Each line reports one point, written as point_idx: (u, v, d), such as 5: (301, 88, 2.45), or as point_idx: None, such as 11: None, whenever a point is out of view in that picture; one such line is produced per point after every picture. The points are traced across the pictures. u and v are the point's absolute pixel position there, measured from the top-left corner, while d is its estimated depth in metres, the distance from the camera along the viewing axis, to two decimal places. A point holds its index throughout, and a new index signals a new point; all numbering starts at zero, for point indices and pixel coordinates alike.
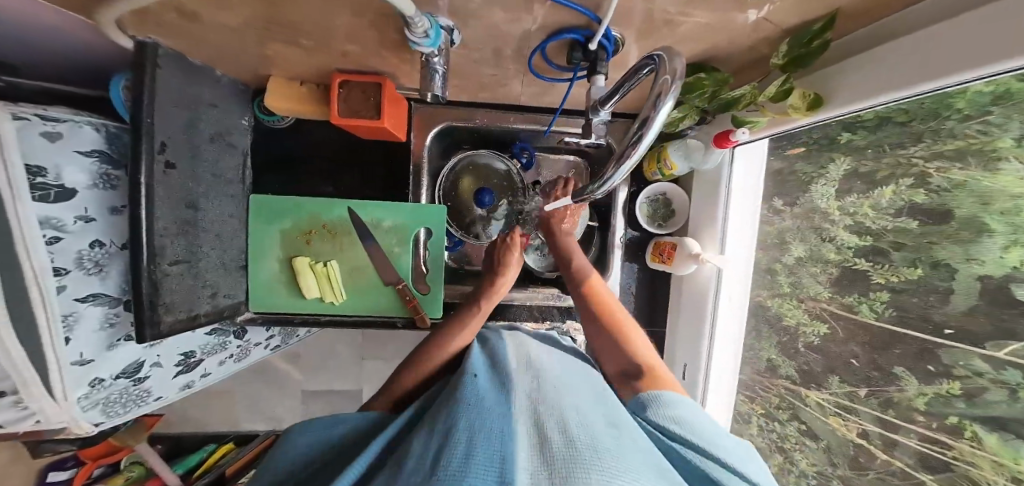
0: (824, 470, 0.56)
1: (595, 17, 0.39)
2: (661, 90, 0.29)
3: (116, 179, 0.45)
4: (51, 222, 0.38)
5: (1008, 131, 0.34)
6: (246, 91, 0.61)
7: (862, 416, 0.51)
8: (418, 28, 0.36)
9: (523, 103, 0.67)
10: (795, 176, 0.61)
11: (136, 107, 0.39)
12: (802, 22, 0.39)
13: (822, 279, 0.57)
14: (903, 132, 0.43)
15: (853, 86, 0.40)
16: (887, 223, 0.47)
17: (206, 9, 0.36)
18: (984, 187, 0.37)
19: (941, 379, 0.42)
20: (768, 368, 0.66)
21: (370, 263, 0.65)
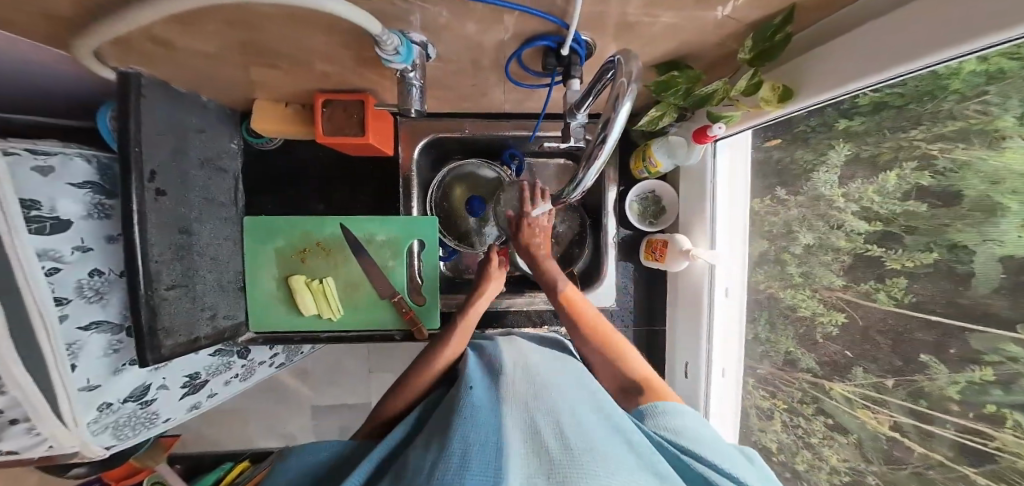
0: (857, 466, 0.52)
1: (563, 23, 0.40)
2: (619, 92, 0.29)
3: (110, 208, 0.47)
4: (49, 254, 0.40)
5: (1008, 111, 0.32)
6: (233, 115, 0.63)
7: (893, 408, 0.47)
8: (387, 46, 0.37)
9: (509, 111, 0.69)
10: (791, 163, 0.59)
11: (123, 137, 0.42)
12: (763, 17, 0.40)
13: (835, 268, 0.54)
14: (903, 114, 0.42)
15: (823, 75, 0.40)
16: (894, 207, 0.45)
17: (178, 35, 0.38)
18: (993, 167, 0.35)
19: (970, 365, 0.38)
20: (786, 362, 0.63)
21: (364, 278, 0.66)
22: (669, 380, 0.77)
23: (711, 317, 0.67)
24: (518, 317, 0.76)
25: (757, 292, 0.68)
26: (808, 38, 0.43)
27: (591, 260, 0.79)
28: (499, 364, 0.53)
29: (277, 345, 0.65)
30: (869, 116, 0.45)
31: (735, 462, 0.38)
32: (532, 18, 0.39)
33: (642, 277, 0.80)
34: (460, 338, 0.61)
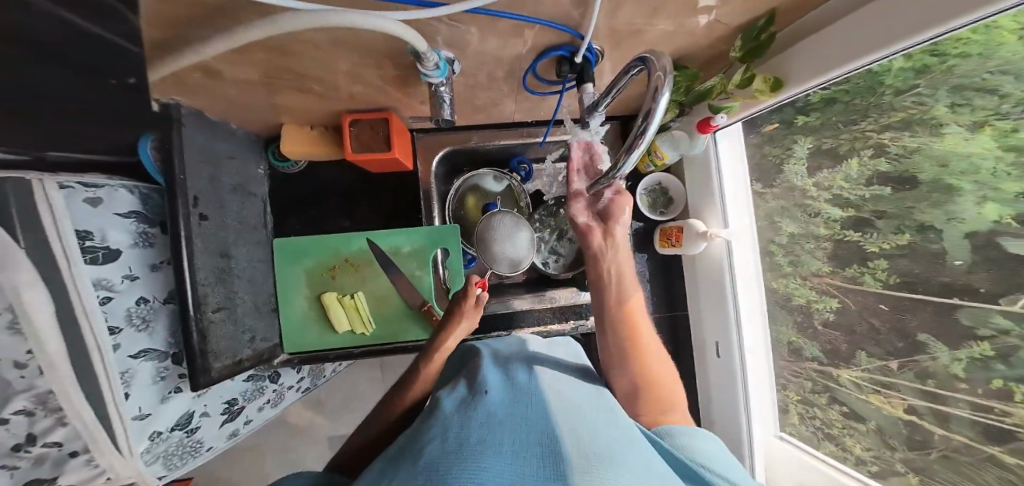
0: (881, 454, 0.56)
1: (578, 34, 0.45)
2: (658, 85, 0.33)
3: (152, 236, 0.49)
4: (102, 282, 0.42)
5: (939, 100, 0.44)
6: (260, 142, 0.67)
7: (905, 391, 0.52)
8: (429, 62, 0.42)
9: (517, 120, 0.73)
10: (764, 157, 0.70)
11: (169, 165, 0.44)
12: (749, 20, 0.46)
13: (819, 254, 0.63)
14: (851, 109, 0.54)
15: (803, 66, 0.47)
16: (862, 192, 0.54)
17: (229, 65, 0.41)
18: (941, 149, 0.45)
19: (970, 342, 0.44)
20: (791, 352, 0.69)
21: (393, 290, 0.68)
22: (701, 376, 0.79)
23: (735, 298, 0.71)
24: (542, 314, 0.78)
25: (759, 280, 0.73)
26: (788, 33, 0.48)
27: None
28: (509, 368, 0.52)
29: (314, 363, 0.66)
30: (822, 109, 0.57)
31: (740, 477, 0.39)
32: (550, 30, 0.44)
33: (656, 268, 0.84)
34: (422, 384, 0.58)
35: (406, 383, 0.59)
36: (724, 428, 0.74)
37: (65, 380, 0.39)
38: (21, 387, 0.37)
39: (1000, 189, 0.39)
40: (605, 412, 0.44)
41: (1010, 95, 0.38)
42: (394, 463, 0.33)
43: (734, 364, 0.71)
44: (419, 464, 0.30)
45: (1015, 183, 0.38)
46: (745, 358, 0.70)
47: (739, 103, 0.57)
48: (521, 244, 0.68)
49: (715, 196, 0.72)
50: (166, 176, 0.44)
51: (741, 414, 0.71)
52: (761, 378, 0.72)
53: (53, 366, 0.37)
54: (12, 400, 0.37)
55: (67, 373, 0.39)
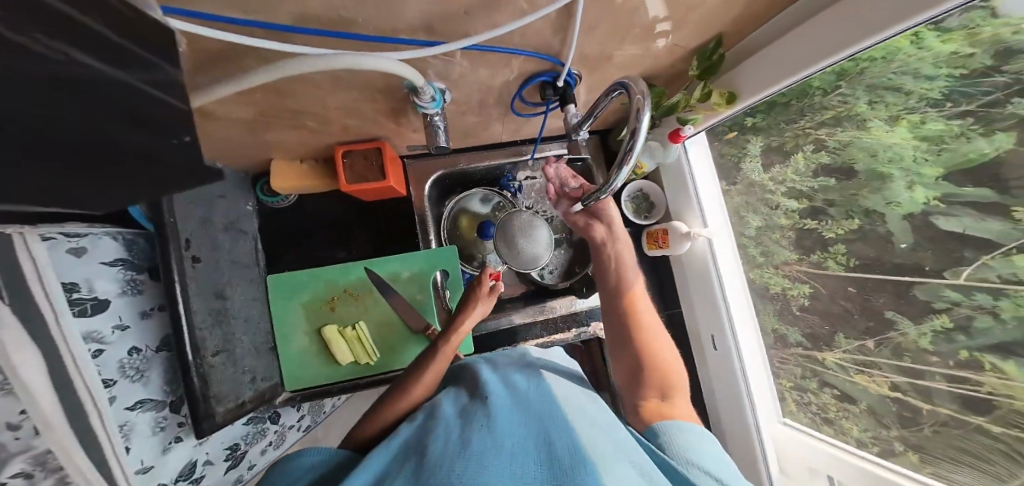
0: (879, 433, 0.61)
1: (559, 61, 0.49)
2: (639, 107, 0.38)
3: (139, 282, 0.52)
4: (92, 335, 0.44)
5: (859, 99, 0.55)
6: (247, 178, 0.68)
7: (885, 369, 0.58)
8: (426, 95, 0.45)
9: (504, 140, 0.76)
10: (722, 157, 0.78)
11: (156, 213, 0.46)
12: (701, 44, 0.53)
13: (785, 243, 0.69)
14: (790, 109, 0.63)
15: (751, 81, 0.53)
16: (812, 184, 0.63)
17: (226, 106, 0.42)
18: (871, 142, 0.55)
19: (930, 316, 0.52)
20: (777, 339, 0.74)
21: (395, 316, 0.73)
22: (701, 371, 0.82)
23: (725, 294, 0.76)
24: (545, 327, 0.79)
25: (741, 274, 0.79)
26: (733, 54, 0.55)
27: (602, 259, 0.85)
28: (506, 370, 0.56)
29: (316, 399, 0.70)
30: (767, 112, 0.66)
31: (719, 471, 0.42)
32: (534, 60, 0.48)
33: (648, 271, 0.88)
34: (436, 370, 0.59)
35: (417, 371, 0.59)
36: (730, 424, 0.76)
37: (63, 438, 0.35)
38: (16, 450, 0.33)
39: (922, 174, 0.50)
40: (597, 411, 0.49)
41: (910, 92, 0.50)
42: (401, 461, 0.40)
43: (730, 354, 0.76)
44: (429, 467, 0.36)
45: (932, 168, 0.49)
46: (739, 349, 0.75)
47: (702, 115, 0.63)
48: (540, 238, 0.71)
49: (694, 201, 0.78)
50: (155, 220, 0.47)
51: (746, 405, 0.74)
52: (759, 369, 0.76)
53: (49, 423, 0.34)
54: (8, 465, 0.32)
55: (63, 429, 0.36)
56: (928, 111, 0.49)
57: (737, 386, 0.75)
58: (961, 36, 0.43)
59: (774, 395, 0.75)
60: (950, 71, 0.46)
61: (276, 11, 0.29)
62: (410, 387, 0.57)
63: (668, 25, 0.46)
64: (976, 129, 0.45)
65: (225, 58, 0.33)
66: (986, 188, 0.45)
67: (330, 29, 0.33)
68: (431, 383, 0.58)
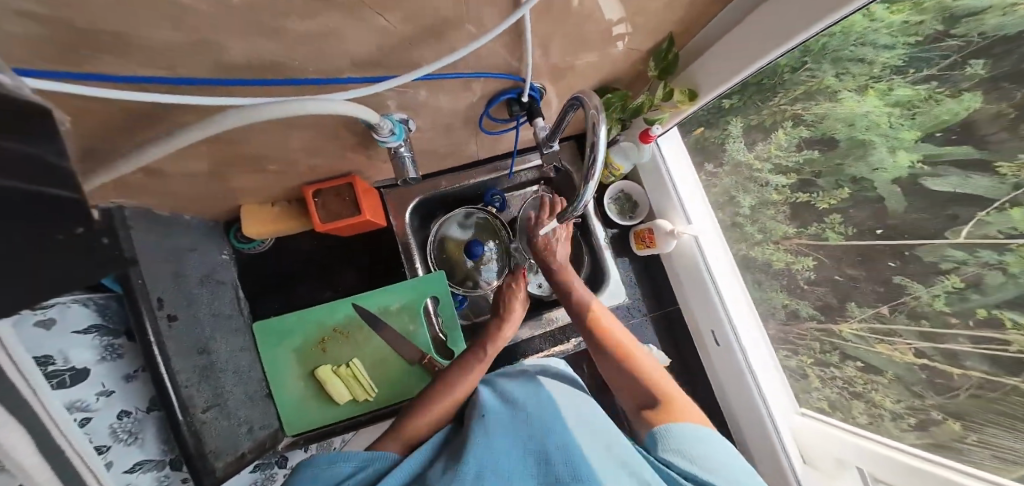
0: (913, 403, 0.57)
1: (519, 78, 0.49)
2: (594, 121, 0.38)
3: (119, 346, 0.52)
4: (77, 405, 0.45)
5: (826, 72, 0.55)
6: (218, 227, 0.68)
7: (906, 335, 0.56)
8: (384, 130, 0.45)
9: (480, 158, 0.75)
10: (705, 140, 0.80)
11: (124, 275, 0.45)
12: (653, 46, 0.53)
13: (781, 218, 0.70)
14: (763, 88, 0.63)
15: (708, 77, 0.54)
16: (797, 158, 0.63)
17: (173, 163, 0.43)
18: (845, 112, 0.55)
19: (940, 277, 0.50)
20: (789, 315, 0.73)
21: (388, 349, 0.71)
22: (703, 352, 0.85)
23: (717, 286, 0.79)
24: (544, 339, 0.79)
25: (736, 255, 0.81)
26: (685, 54, 0.57)
27: (592, 261, 0.86)
28: (513, 378, 0.58)
29: (323, 440, 0.70)
30: (740, 92, 0.67)
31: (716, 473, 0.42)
32: (494, 80, 0.48)
33: (640, 269, 0.89)
34: (479, 370, 0.60)
35: (457, 374, 0.59)
36: (747, 419, 0.77)
37: None
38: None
39: (900, 138, 0.49)
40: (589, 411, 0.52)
41: (873, 62, 0.49)
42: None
43: (732, 347, 0.77)
44: None
45: (909, 132, 0.48)
46: (739, 342, 0.77)
47: (668, 113, 0.63)
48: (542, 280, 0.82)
49: (675, 200, 0.81)
50: (123, 283, 0.45)
51: (756, 396, 0.75)
52: (761, 349, 0.78)
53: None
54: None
55: None
56: (894, 78, 0.48)
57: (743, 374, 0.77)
58: (907, 6, 0.43)
59: (782, 376, 0.78)
60: (906, 39, 0.45)
61: (204, 64, 0.29)
62: (447, 387, 0.57)
63: (624, 27, 0.46)
64: (943, 91, 0.44)
65: (148, 116, 0.33)
66: (966, 145, 0.44)
67: (267, 77, 0.35)
68: (473, 383, 0.59)
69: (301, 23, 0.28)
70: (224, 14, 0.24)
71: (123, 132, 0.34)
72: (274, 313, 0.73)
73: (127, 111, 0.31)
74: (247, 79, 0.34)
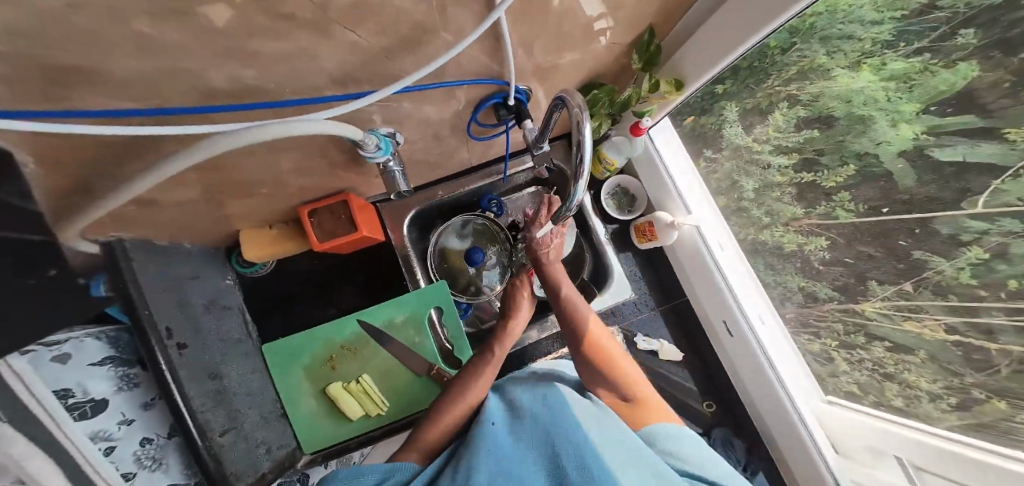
0: (953, 383, 0.54)
1: (503, 82, 0.49)
2: (578, 119, 0.37)
3: (134, 375, 0.53)
4: (99, 434, 0.46)
5: (817, 51, 0.53)
6: (220, 254, 0.69)
7: (933, 310, 0.53)
8: (370, 145, 0.45)
9: (472, 164, 0.75)
10: (701, 128, 0.78)
11: (130, 305, 0.45)
12: (635, 39, 0.52)
13: (787, 199, 0.67)
14: (755, 71, 0.61)
15: (689, 67, 0.53)
16: (796, 138, 0.61)
17: (164, 193, 0.44)
18: (840, 90, 0.53)
19: (962, 249, 0.47)
20: (807, 297, 0.71)
21: (396, 362, 0.71)
22: (715, 341, 0.86)
23: (722, 270, 0.80)
24: (551, 339, 0.78)
25: (745, 241, 0.80)
26: (667, 44, 0.55)
27: (594, 259, 0.85)
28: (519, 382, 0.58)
29: (339, 456, 0.70)
30: (733, 77, 0.64)
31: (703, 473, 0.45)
32: (478, 86, 0.48)
33: (643, 263, 0.92)
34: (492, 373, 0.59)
35: (469, 379, 0.58)
36: (765, 402, 0.79)
37: None
38: None
39: (900, 111, 0.48)
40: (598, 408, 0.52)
41: (864, 39, 0.47)
42: None
43: (745, 336, 0.78)
44: None
45: (909, 104, 0.47)
46: (751, 329, 0.77)
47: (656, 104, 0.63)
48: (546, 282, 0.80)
49: (672, 192, 0.81)
50: (130, 314, 0.46)
51: (773, 383, 0.76)
52: (772, 332, 0.78)
53: None
54: None
55: None
56: (886, 53, 0.46)
57: (758, 359, 0.77)
58: None
59: (802, 361, 0.77)
60: (892, 15, 0.43)
61: (179, 92, 0.30)
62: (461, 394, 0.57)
63: (606, 22, 0.45)
64: (937, 63, 0.42)
65: (137, 150, 0.34)
66: (968, 115, 0.42)
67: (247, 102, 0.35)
68: (485, 386, 0.58)
69: (271, 44, 0.29)
70: (189, 45, 0.25)
71: (113, 166, 0.35)
72: (282, 334, 0.73)
73: (112, 148, 0.32)
74: (225, 105, 0.34)
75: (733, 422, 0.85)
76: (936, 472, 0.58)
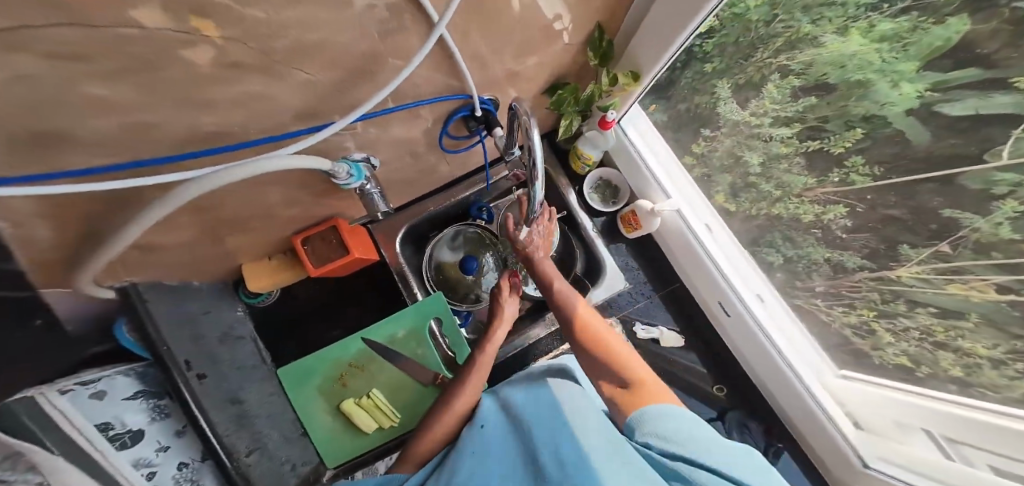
0: (1016, 347, 0.46)
1: (466, 95, 0.48)
2: (527, 126, 0.40)
3: (164, 406, 0.57)
4: (142, 461, 0.49)
5: (800, 21, 0.50)
6: (228, 287, 0.72)
7: (981, 270, 0.46)
8: (340, 174, 0.46)
9: (456, 176, 0.76)
10: (697, 108, 0.74)
11: (151, 342, 0.50)
12: (584, 39, 0.51)
13: (796, 170, 0.62)
14: (742, 46, 0.59)
15: (646, 54, 0.51)
16: (795, 107, 0.57)
17: (159, 237, 0.46)
18: (830, 55, 0.49)
19: (995, 204, 0.40)
20: (836, 268, 0.64)
21: (404, 375, 0.73)
22: (718, 326, 0.85)
23: (706, 249, 0.79)
24: (555, 338, 0.78)
25: (759, 217, 0.74)
26: (620, 38, 0.54)
27: (586, 257, 0.84)
28: (513, 384, 0.60)
29: (358, 470, 0.72)
30: (721, 54, 0.62)
31: (697, 443, 0.42)
32: (443, 102, 0.48)
33: (636, 252, 0.90)
34: (476, 378, 0.59)
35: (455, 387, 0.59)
36: (776, 381, 0.77)
37: None
38: None
39: (900, 71, 0.42)
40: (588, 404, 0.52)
41: (845, 4, 0.44)
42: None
43: (742, 315, 0.77)
44: None
45: (908, 65, 0.41)
46: (745, 306, 0.76)
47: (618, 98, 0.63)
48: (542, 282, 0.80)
49: (651, 179, 0.82)
50: (152, 351, 0.50)
51: (782, 363, 0.74)
52: (774, 309, 0.77)
53: None
54: None
55: None
56: (871, 14, 0.42)
57: (761, 340, 0.76)
58: None
59: (808, 332, 0.75)
60: None
61: (147, 146, 0.31)
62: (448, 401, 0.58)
63: (563, 22, 0.44)
64: (926, 20, 0.37)
65: (124, 201, 0.36)
66: (970, 69, 0.36)
67: (221, 144, 0.36)
68: (473, 391, 0.59)
69: (222, 92, 0.29)
70: (145, 102, 0.26)
71: (108, 218, 0.37)
72: (295, 358, 0.76)
73: (101, 201, 0.34)
74: (201, 150, 0.35)
75: (747, 403, 0.83)
76: (967, 442, 0.54)
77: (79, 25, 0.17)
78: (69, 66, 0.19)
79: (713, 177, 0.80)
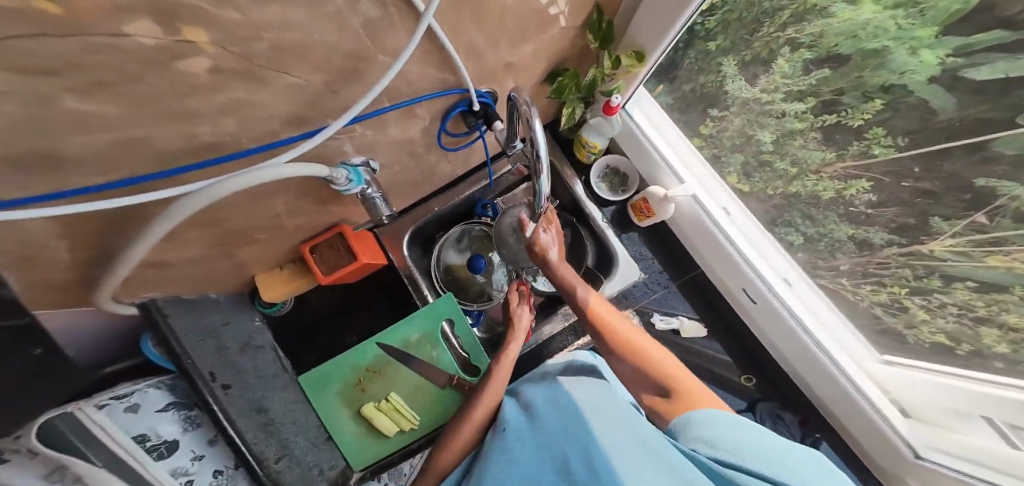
0: None
1: (461, 90, 0.47)
2: (528, 117, 0.39)
3: (195, 416, 0.58)
4: (179, 470, 0.50)
5: None
6: (244, 299, 0.73)
7: (1018, 240, 0.42)
8: (339, 178, 0.45)
9: (460, 173, 0.75)
10: (703, 88, 0.70)
11: (174, 356, 0.50)
12: (583, 21, 0.49)
13: (813, 145, 0.58)
14: (746, 21, 0.55)
15: (651, 32, 0.48)
16: (808, 81, 0.53)
17: (169, 252, 0.46)
18: (840, 25, 0.46)
19: None
20: (861, 246, 0.60)
21: (420, 377, 0.73)
22: (742, 312, 0.82)
23: (726, 233, 0.76)
24: (569, 333, 0.76)
25: (777, 195, 0.70)
26: (620, 17, 0.52)
27: (598, 249, 0.82)
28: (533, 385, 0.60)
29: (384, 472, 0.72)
30: (724, 30, 0.59)
31: (747, 451, 0.40)
32: (437, 99, 0.47)
33: (649, 240, 0.87)
34: (496, 384, 0.59)
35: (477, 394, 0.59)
36: (808, 368, 0.73)
37: None
38: None
39: (917, 38, 0.40)
40: (614, 405, 0.50)
41: None
42: None
43: (767, 300, 0.73)
44: None
45: (925, 29, 0.39)
46: (770, 291, 0.72)
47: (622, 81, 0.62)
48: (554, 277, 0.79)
49: (660, 163, 0.78)
50: (178, 364, 0.51)
51: (812, 348, 0.70)
52: (805, 295, 0.73)
53: None
54: None
55: None
56: None
57: (789, 325, 0.72)
58: None
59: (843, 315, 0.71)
60: None
61: (144, 161, 0.31)
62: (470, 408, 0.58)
63: (558, 6, 0.42)
64: None
65: (134, 217, 0.36)
66: (994, 29, 0.34)
67: (219, 155, 0.36)
68: (495, 395, 0.59)
69: (209, 101, 0.29)
70: (131, 116, 0.25)
71: (120, 235, 0.37)
72: (313, 365, 0.77)
73: (109, 219, 0.34)
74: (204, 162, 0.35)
75: (778, 394, 0.80)
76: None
77: (58, 37, 0.16)
78: (45, 82, 0.18)
79: (723, 157, 0.76)
